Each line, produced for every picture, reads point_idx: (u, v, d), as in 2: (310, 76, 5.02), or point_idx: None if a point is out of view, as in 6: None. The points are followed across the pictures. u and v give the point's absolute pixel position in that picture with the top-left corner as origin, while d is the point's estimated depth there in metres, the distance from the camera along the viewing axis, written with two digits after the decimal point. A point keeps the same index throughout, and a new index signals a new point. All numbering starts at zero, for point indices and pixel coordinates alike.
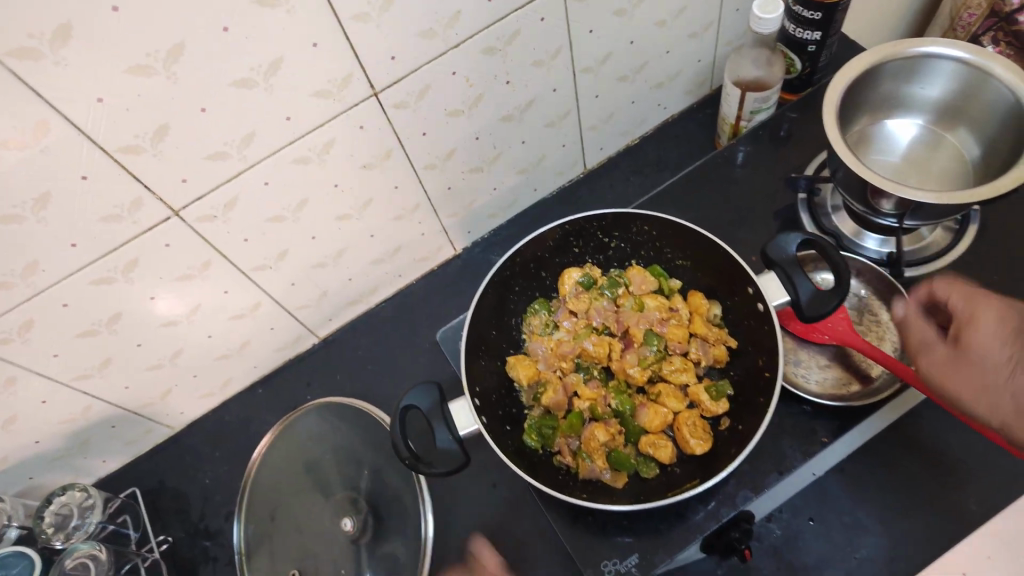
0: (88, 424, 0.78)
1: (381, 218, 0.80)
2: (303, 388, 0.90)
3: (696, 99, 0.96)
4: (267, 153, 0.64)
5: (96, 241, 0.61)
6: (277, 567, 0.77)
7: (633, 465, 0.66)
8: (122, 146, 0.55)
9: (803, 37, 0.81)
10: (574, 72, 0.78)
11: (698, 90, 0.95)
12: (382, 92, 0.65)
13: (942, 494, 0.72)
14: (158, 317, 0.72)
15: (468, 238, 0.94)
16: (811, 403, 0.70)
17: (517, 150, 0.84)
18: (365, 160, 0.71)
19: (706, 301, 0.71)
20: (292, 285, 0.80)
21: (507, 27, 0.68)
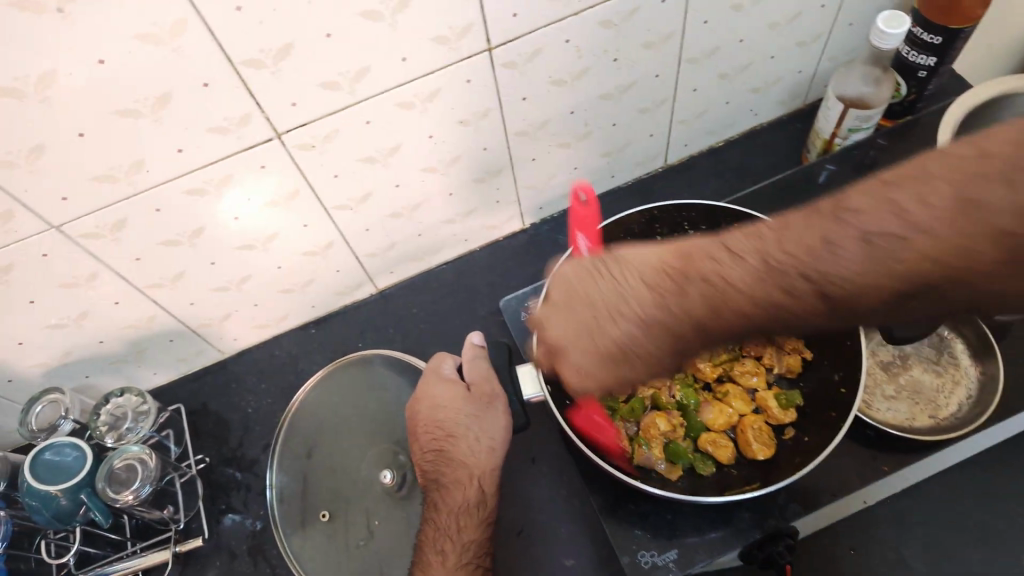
0: (149, 333, 0.79)
1: (464, 177, 0.80)
2: (354, 335, 0.90)
3: (789, 111, 0.95)
4: (376, 91, 0.64)
5: (200, 150, 0.62)
6: (307, 503, 0.76)
7: (690, 460, 0.65)
8: (246, 59, 0.56)
9: (916, 61, 0.79)
10: (680, 61, 0.77)
11: (792, 102, 0.93)
12: (495, 49, 0.65)
13: (993, 546, 0.70)
14: (238, 239, 0.73)
15: (539, 214, 0.93)
16: (876, 429, 0.68)
17: (607, 131, 0.83)
18: (463, 115, 0.71)
19: None
20: (367, 230, 0.81)
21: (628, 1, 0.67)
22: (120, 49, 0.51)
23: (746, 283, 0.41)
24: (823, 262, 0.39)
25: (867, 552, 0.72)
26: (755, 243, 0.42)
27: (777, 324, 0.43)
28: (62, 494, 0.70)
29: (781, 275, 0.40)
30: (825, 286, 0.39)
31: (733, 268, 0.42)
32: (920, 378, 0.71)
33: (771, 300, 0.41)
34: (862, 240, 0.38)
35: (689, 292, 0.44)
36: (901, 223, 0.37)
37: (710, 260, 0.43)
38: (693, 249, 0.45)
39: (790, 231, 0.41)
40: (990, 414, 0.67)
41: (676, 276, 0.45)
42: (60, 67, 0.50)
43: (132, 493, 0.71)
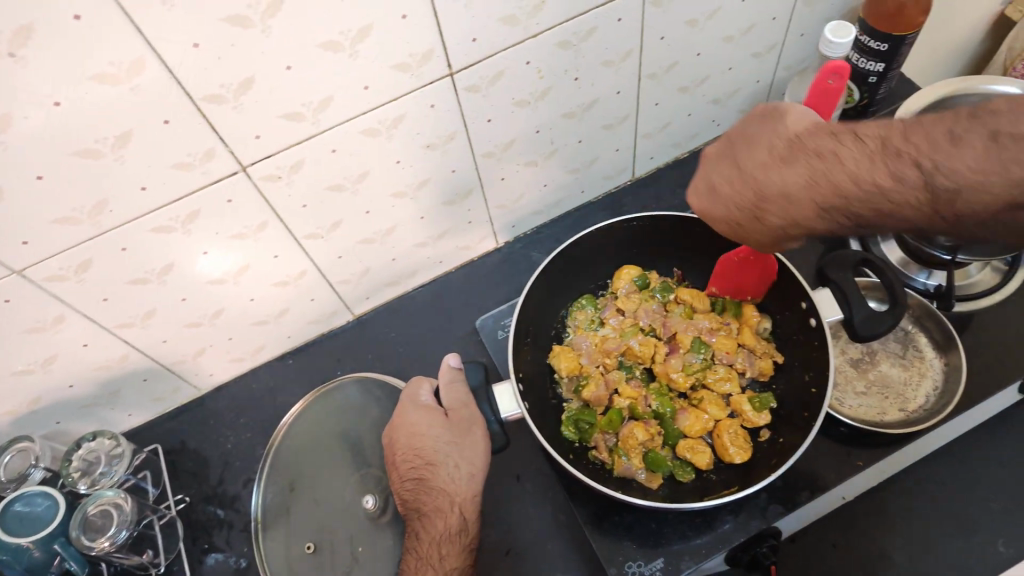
0: (122, 374, 0.78)
1: (435, 200, 0.80)
2: (333, 363, 0.90)
3: None
4: (341, 119, 0.64)
5: (165, 186, 0.61)
6: (291, 538, 0.75)
7: (669, 468, 0.66)
8: (206, 94, 0.56)
9: (865, 67, 0.82)
10: (639, 77, 0.79)
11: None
12: (457, 73, 0.66)
13: (968, 533, 0.72)
14: (209, 273, 0.72)
15: (511, 232, 0.94)
16: (848, 425, 0.70)
17: (573, 148, 0.84)
18: (429, 139, 0.72)
19: (756, 314, 0.72)
20: (340, 257, 0.80)
21: (585, 22, 0.68)
22: (77, 90, 0.51)
23: (851, 167, 0.49)
24: (915, 155, 0.46)
25: (848, 547, 0.73)
26: (876, 135, 0.49)
27: (867, 216, 0.50)
28: (34, 545, 0.68)
29: (896, 160, 0.47)
30: (919, 181, 0.46)
31: (791, 170, 0.53)
32: (889, 372, 0.73)
33: (877, 182, 0.48)
34: (955, 148, 0.45)
35: (779, 179, 0.54)
36: (989, 141, 0.44)
37: (822, 145, 0.52)
38: (803, 139, 0.53)
39: (893, 138, 0.48)
40: (958, 401, 0.69)
41: (800, 153, 0.53)
42: (17, 110, 0.50)
43: (108, 540, 0.69)
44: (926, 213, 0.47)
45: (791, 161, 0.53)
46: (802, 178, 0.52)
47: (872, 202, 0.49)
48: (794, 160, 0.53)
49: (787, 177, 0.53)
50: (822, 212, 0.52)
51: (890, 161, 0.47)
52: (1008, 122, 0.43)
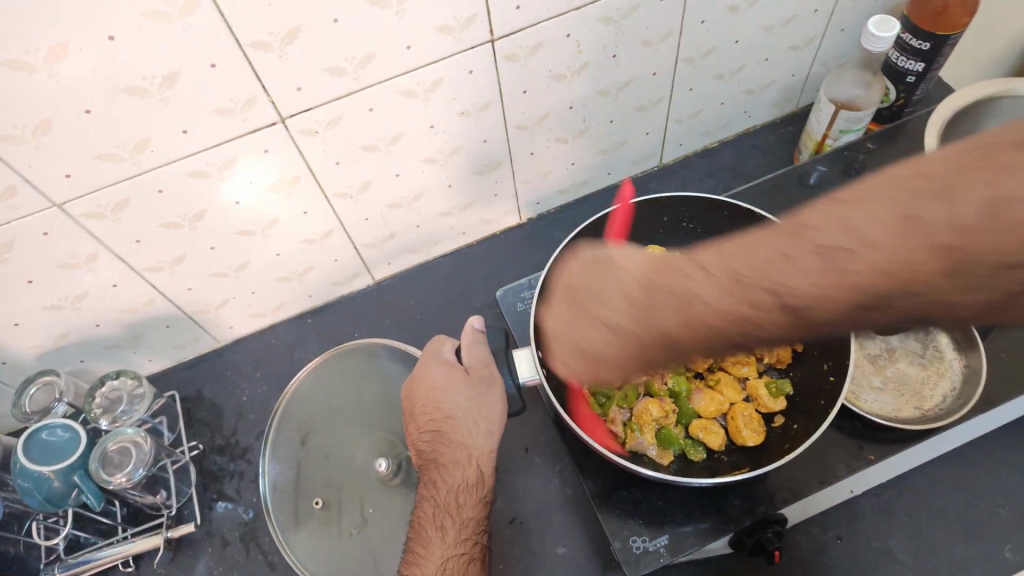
0: (146, 318, 0.80)
1: (463, 170, 0.81)
2: (350, 325, 0.91)
3: (781, 114, 0.97)
4: (380, 78, 0.65)
5: (205, 131, 0.62)
6: (299, 491, 0.76)
7: (681, 446, 0.66)
8: (253, 41, 0.57)
9: (905, 66, 0.82)
10: (677, 60, 0.79)
11: (784, 106, 0.95)
12: (498, 40, 0.67)
13: (975, 535, 0.72)
14: (238, 224, 0.74)
15: (535, 209, 0.94)
16: (862, 419, 0.70)
17: (605, 128, 0.85)
18: (464, 106, 0.72)
19: None
20: (366, 219, 0.81)
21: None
22: (129, 26, 0.52)
23: (682, 291, 0.42)
24: (744, 270, 0.39)
25: (853, 540, 0.73)
26: (725, 263, 0.40)
27: (734, 348, 0.42)
28: (54, 476, 0.70)
29: (717, 277, 0.40)
30: (698, 315, 0.41)
31: (618, 312, 0.46)
32: (907, 370, 0.73)
33: (703, 302, 0.40)
34: (787, 254, 0.37)
35: (651, 310, 0.43)
36: (855, 239, 0.35)
37: (686, 278, 0.42)
38: (656, 275, 0.44)
39: (738, 270, 0.39)
40: (973, 405, 0.68)
41: (649, 292, 0.44)
42: (70, 40, 0.51)
43: (125, 476, 0.71)
44: (849, 294, 0.36)
45: (638, 309, 0.44)
46: (655, 315, 0.43)
47: (680, 319, 0.42)
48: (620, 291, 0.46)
49: (610, 283, 0.48)
50: (647, 295, 0.44)
51: (695, 317, 0.41)
52: (826, 238, 0.36)
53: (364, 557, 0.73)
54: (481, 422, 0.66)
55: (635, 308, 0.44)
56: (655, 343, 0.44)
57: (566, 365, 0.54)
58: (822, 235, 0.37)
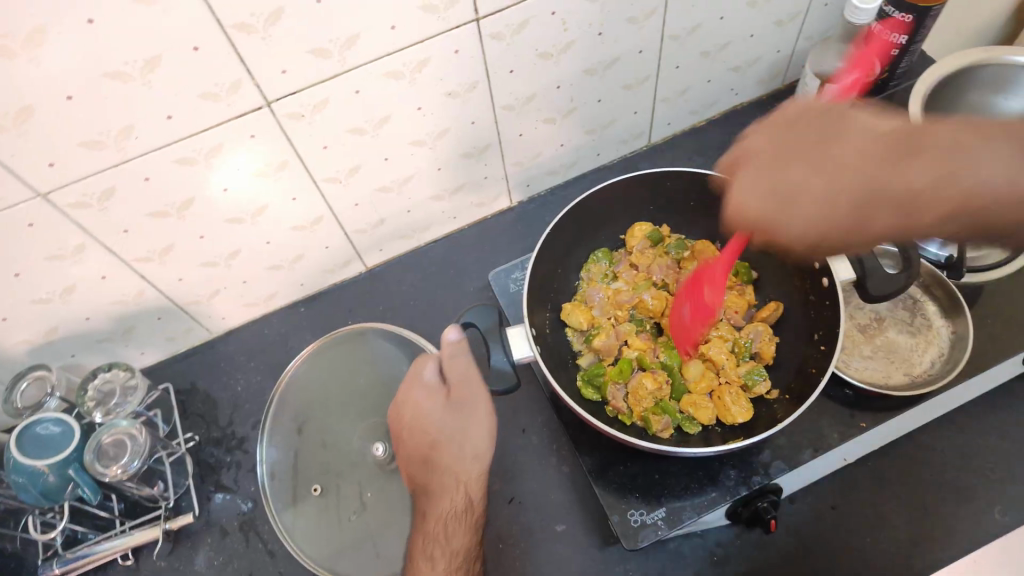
0: (138, 310, 0.79)
1: (452, 152, 0.80)
2: (343, 312, 0.90)
3: (767, 91, 0.97)
4: (365, 59, 0.65)
5: (191, 117, 0.62)
6: (297, 479, 0.76)
7: (677, 419, 0.66)
8: (236, 22, 0.57)
9: (889, 40, 0.83)
10: (662, 38, 0.79)
11: (771, 82, 0.96)
12: (483, 19, 0.67)
13: (965, 498, 0.73)
14: (228, 210, 0.73)
15: (525, 192, 0.94)
16: (853, 388, 0.71)
17: (592, 107, 0.85)
18: (451, 87, 0.72)
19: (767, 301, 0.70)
20: (355, 204, 0.81)
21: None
22: (110, 9, 0.51)
23: (897, 177, 0.47)
24: (902, 187, 0.46)
25: (848, 509, 0.74)
26: (933, 159, 0.46)
27: (870, 240, 0.49)
28: (49, 470, 0.70)
29: (926, 155, 0.46)
30: (847, 159, 0.49)
31: (837, 154, 0.50)
32: (896, 339, 0.73)
33: (912, 188, 0.46)
34: (968, 164, 0.45)
35: (882, 164, 0.47)
36: (902, 147, 0.47)
37: (901, 163, 0.47)
38: (788, 145, 0.53)
39: (921, 146, 0.47)
40: (960, 370, 0.69)
41: (886, 138, 0.49)
42: (51, 25, 0.51)
43: (121, 467, 0.71)
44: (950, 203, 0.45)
45: (840, 168, 0.49)
46: (873, 147, 0.49)
47: (887, 187, 0.47)
48: (843, 156, 0.50)
49: (814, 165, 0.51)
50: (912, 186, 0.46)
51: (892, 148, 0.48)
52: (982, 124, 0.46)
53: (364, 549, 0.73)
54: (469, 445, 0.67)
55: (829, 150, 0.51)
56: (899, 201, 0.47)
57: (758, 184, 0.53)
58: (986, 160, 0.45)
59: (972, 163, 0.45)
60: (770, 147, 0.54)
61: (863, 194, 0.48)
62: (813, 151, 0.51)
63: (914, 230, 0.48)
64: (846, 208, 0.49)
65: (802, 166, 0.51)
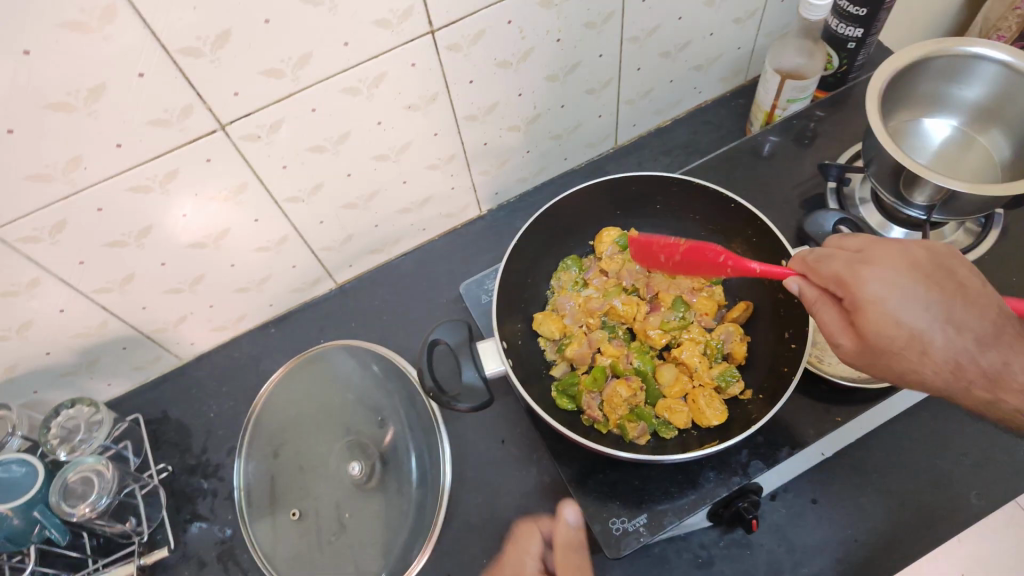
0: (101, 341, 0.77)
1: (417, 164, 0.79)
2: (315, 332, 0.89)
3: (731, 88, 0.98)
4: (320, 77, 0.64)
5: (142, 144, 0.60)
6: (275, 504, 0.75)
7: (652, 425, 0.66)
8: (183, 47, 0.55)
9: (845, 33, 0.83)
10: (622, 41, 0.79)
11: (733, 79, 0.96)
12: (438, 31, 0.66)
13: (941, 484, 0.74)
14: (189, 236, 0.71)
15: (494, 200, 0.93)
16: (827, 382, 0.71)
17: (556, 113, 0.84)
18: (410, 100, 0.71)
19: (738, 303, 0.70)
20: (320, 222, 0.80)
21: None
22: (47, 39, 0.50)
23: (932, 311, 0.51)
24: (994, 371, 0.51)
25: (828, 503, 0.74)
26: (970, 331, 0.51)
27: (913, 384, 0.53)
28: (13, 513, 0.68)
29: (982, 354, 0.51)
30: (878, 340, 0.52)
31: (847, 313, 0.54)
32: None
33: (945, 354, 0.51)
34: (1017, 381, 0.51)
35: (875, 293, 0.52)
36: (949, 360, 0.51)
37: (925, 323, 0.51)
38: (839, 266, 0.55)
39: (995, 339, 0.52)
40: None
41: (902, 295, 0.52)
42: None
43: (89, 506, 0.69)
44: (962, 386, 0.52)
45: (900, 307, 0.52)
46: (924, 284, 0.52)
47: (915, 329, 0.51)
48: (890, 292, 0.52)
49: (879, 282, 0.52)
50: (945, 364, 0.52)
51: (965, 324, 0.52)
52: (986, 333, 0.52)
53: (344, 565, 0.71)
54: None
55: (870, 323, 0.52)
56: (912, 379, 0.53)
57: (882, 317, 0.52)
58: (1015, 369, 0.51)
59: (982, 371, 0.51)
60: (836, 272, 0.55)
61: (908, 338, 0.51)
62: (877, 276, 0.53)
63: (938, 381, 0.52)
64: (864, 343, 0.54)
65: (829, 278, 0.55)
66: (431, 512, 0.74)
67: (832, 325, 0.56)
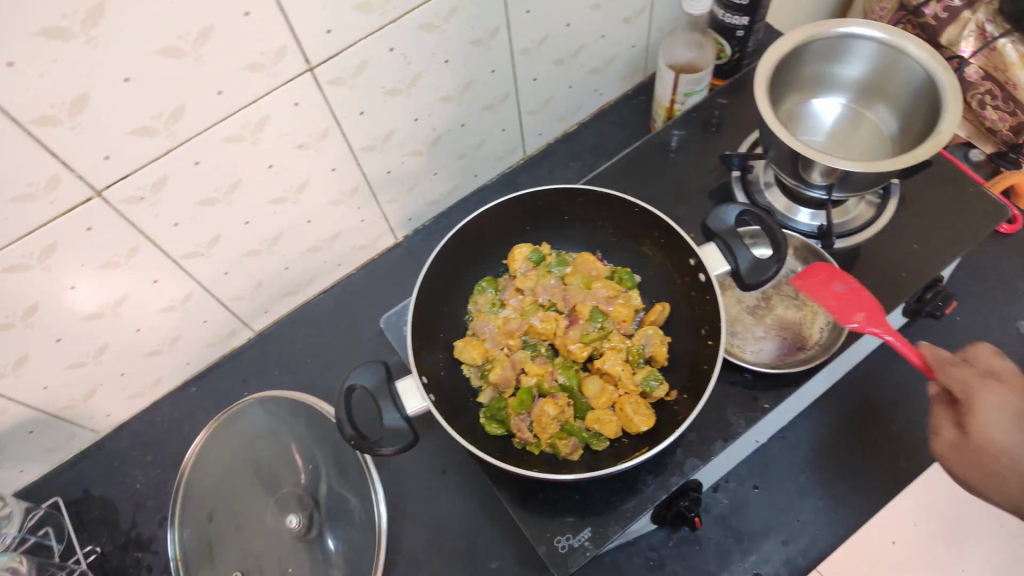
0: (3, 428, 0.72)
1: (320, 202, 0.77)
2: (239, 384, 0.86)
3: (631, 86, 0.98)
4: (197, 129, 0.61)
5: (10, 222, 0.57)
6: (214, 569, 0.72)
7: (583, 439, 0.66)
8: (36, 117, 0.52)
9: (732, 22, 0.84)
10: (512, 54, 0.78)
11: (632, 77, 0.97)
12: (317, 68, 0.64)
13: (872, 453, 0.76)
14: (83, 308, 0.68)
15: (409, 226, 0.92)
16: (752, 371, 0.71)
17: (457, 133, 0.83)
18: (300, 139, 0.69)
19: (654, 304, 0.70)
20: (226, 273, 0.77)
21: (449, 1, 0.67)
22: None
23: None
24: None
25: (769, 487, 0.75)
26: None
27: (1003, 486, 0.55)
28: None
29: None
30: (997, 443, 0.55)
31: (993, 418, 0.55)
32: (784, 315, 0.75)
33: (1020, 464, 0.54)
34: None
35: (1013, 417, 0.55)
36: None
37: (1020, 430, 0.54)
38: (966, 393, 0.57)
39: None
40: (845, 336, 0.71)
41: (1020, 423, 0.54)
42: None
43: None
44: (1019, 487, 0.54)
45: (987, 446, 0.55)
46: (1012, 405, 0.54)
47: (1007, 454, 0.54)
48: (1002, 411, 0.54)
49: (993, 409, 0.54)
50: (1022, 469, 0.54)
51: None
52: None
53: None
54: None
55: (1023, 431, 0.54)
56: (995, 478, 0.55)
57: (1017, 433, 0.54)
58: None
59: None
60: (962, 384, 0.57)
61: (989, 451, 0.55)
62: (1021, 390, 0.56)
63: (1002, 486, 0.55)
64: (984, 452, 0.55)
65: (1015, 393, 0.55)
66: (373, 551, 0.72)
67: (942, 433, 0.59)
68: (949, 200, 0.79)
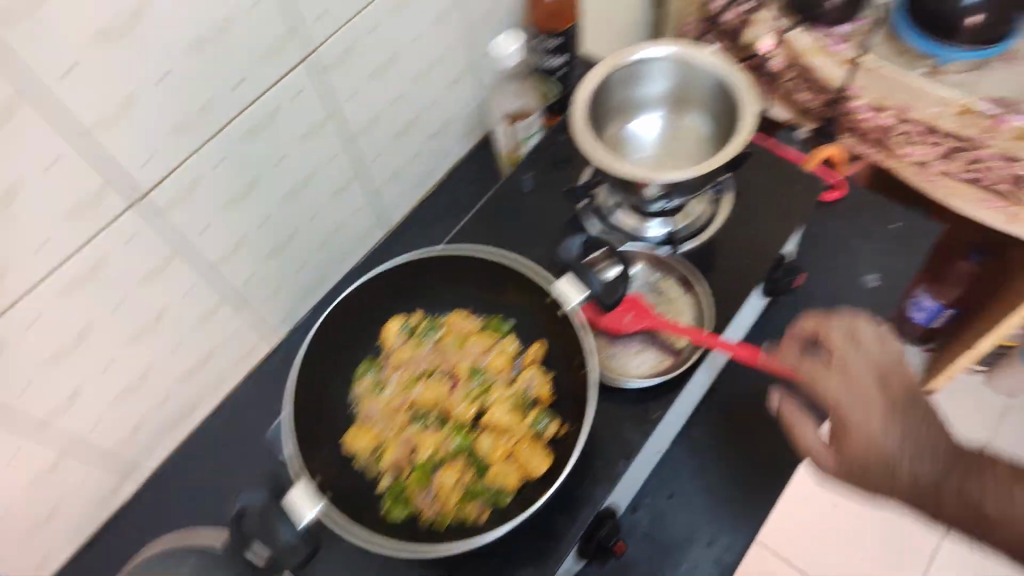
0: None
1: (182, 327, 0.76)
2: (138, 534, 0.82)
3: (473, 142, 1.03)
4: (25, 290, 0.59)
5: None
6: None
7: (489, 497, 0.65)
8: None
9: (553, 64, 0.89)
10: (345, 141, 0.81)
11: (471, 133, 1.01)
12: (144, 197, 0.64)
13: (767, 432, 0.79)
14: None
15: (285, 325, 0.91)
16: (637, 387, 0.73)
17: (311, 226, 0.84)
18: (145, 271, 0.68)
19: (531, 348, 0.72)
20: (96, 425, 0.73)
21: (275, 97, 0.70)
22: None
23: (904, 437, 0.58)
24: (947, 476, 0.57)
25: (684, 491, 0.77)
26: (927, 450, 0.58)
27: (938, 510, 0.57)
28: None
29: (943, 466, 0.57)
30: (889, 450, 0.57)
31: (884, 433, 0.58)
32: None
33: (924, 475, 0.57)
34: (985, 526, 0.56)
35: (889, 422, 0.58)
36: (922, 472, 0.57)
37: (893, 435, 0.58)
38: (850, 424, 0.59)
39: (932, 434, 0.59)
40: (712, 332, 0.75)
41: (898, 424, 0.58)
42: None
43: None
44: (948, 505, 0.57)
45: (871, 453, 0.57)
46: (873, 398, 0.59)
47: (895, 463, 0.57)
48: (864, 410, 0.58)
49: (860, 415, 0.58)
50: (924, 482, 0.57)
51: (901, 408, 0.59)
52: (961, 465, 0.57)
53: None
54: None
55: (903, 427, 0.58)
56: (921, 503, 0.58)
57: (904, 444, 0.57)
58: (940, 481, 0.57)
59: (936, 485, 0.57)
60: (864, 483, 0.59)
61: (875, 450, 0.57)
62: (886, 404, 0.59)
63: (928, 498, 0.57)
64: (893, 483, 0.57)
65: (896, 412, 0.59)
66: None
67: (811, 446, 0.61)
68: (775, 183, 0.85)
